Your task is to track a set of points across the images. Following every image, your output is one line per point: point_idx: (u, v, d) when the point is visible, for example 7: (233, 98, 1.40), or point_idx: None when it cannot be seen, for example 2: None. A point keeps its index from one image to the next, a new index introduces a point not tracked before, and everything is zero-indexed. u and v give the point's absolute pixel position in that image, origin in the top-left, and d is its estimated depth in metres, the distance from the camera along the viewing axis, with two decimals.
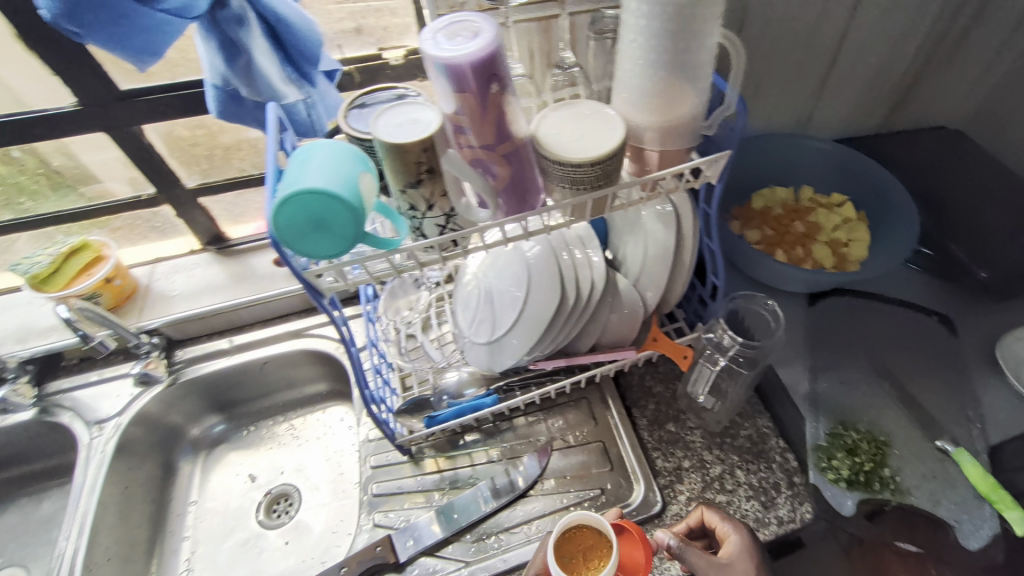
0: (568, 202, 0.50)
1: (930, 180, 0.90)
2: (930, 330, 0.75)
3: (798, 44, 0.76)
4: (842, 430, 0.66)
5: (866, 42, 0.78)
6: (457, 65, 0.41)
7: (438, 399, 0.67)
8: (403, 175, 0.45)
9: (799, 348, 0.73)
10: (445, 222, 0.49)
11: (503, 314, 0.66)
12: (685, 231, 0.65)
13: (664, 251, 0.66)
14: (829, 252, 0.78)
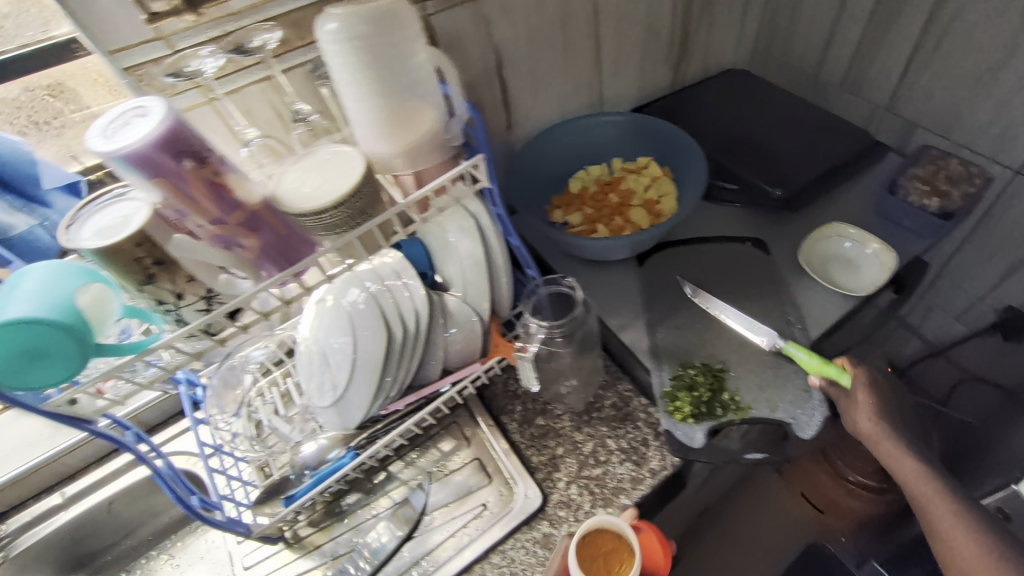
0: (332, 247, 0.50)
1: (715, 129, 0.94)
2: (745, 256, 0.81)
3: (556, 33, 0.79)
4: (682, 371, 0.68)
5: (616, 16, 0.83)
6: (136, 155, 0.39)
7: (299, 475, 0.66)
8: (132, 275, 0.43)
9: (636, 308, 0.76)
10: (206, 303, 0.48)
11: (339, 371, 0.64)
12: (490, 237, 0.67)
13: (476, 261, 0.67)
14: (643, 213, 0.81)
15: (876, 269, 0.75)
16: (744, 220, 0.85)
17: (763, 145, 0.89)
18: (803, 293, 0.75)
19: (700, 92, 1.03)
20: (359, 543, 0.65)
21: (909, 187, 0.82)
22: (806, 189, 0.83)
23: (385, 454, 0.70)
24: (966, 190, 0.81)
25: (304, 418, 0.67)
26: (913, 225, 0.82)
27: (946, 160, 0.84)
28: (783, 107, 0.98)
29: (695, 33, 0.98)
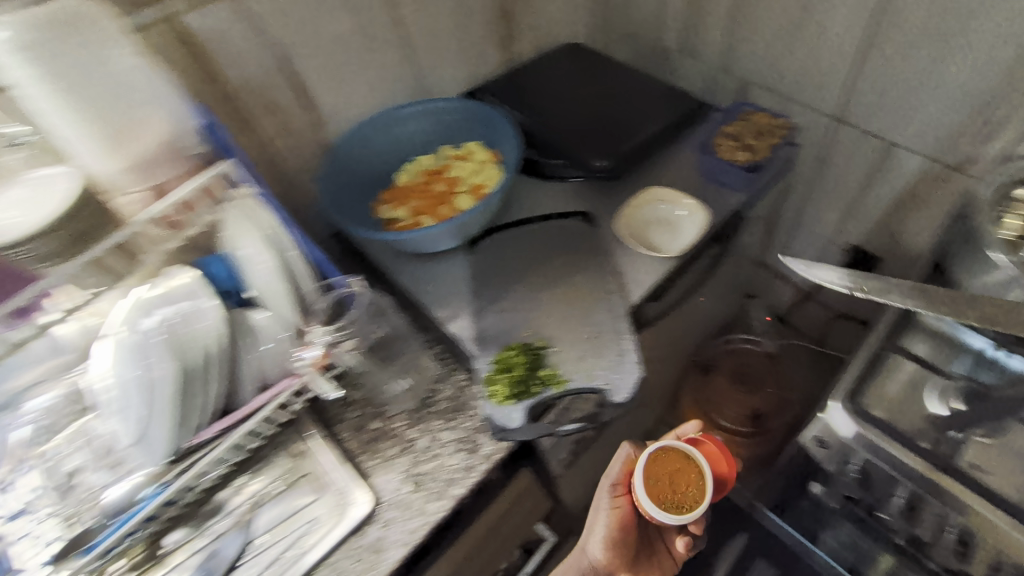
0: (50, 276, 0.56)
1: (544, 102, 0.92)
2: (573, 232, 0.81)
3: (350, 30, 0.76)
4: (505, 352, 0.71)
5: (417, 9, 0.81)
6: None
7: (99, 524, 0.58)
8: None
9: (464, 297, 0.76)
10: None
11: (129, 409, 0.58)
12: (286, 241, 0.66)
13: (275, 269, 0.64)
14: (469, 197, 0.79)
15: (691, 227, 0.79)
16: (572, 196, 0.85)
17: (590, 116, 0.89)
18: (624, 263, 0.78)
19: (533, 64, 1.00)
20: None
21: (721, 145, 0.85)
22: (629, 159, 0.84)
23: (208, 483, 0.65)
24: (771, 143, 0.85)
25: (114, 461, 0.61)
26: (727, 181, 0.84)
27: (758, 114, 0.88)
28: (612, 74, 0.97)
29: (516, 13, 0.96)
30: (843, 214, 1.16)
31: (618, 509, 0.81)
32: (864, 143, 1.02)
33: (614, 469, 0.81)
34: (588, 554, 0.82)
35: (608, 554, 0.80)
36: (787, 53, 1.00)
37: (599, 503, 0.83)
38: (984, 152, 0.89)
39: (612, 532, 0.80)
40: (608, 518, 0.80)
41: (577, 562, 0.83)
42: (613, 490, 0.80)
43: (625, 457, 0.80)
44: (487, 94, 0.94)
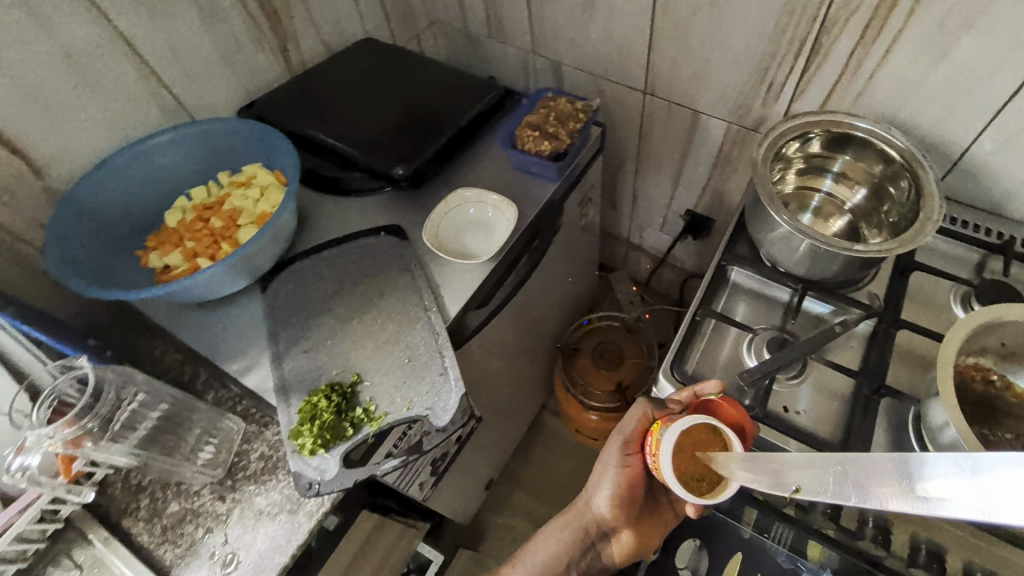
0: None
1: (336, 108, 0.84)
2: (380, 249, 0.76)
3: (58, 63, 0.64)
4: (312, 397, 0.65)
5: (150, 29, 0.70)
6: None
7: None
8: None
9: (261, 343, 0.69)
10: None
11: None
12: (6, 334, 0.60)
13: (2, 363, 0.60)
14: (250, 228, 0.70)
15: (504, 226, 0.78)
16: (377, 209, 0.79)
17: (387, 117, 0.83)
18: (435, 275, 0.74)
19: (323, 67, 0.91)
20: None
21: (523, 136, 0.83)
22: (430, 161, 0.79)
23: None
24: (572, 129, 0.83)
25: None
26: (538, 173, 0.83)
27: (556, 100, 0.87)
28: (410, 70, 0.92)
29: (287, 12, 0.86)
30: (673, 181, 1.20)
31: (627, 467, 0.75)
32: (675, 114, 1.04)
33: (628, 425, 0.74)
34: (594, 508, 0.79)
35: (614, 508, 0.76)
36: (587, 32, 0.98)
37: (608, 457, 0.77)
38: (772, 113, 0.93)
39: (618, 490, 0.75)
40: (617, 475, 0.75)
41: (580, 515, 0.80)
42: (624, 447, 0.74)
43: (640, 415, 0.73)
44: (270, 105, 0.84)
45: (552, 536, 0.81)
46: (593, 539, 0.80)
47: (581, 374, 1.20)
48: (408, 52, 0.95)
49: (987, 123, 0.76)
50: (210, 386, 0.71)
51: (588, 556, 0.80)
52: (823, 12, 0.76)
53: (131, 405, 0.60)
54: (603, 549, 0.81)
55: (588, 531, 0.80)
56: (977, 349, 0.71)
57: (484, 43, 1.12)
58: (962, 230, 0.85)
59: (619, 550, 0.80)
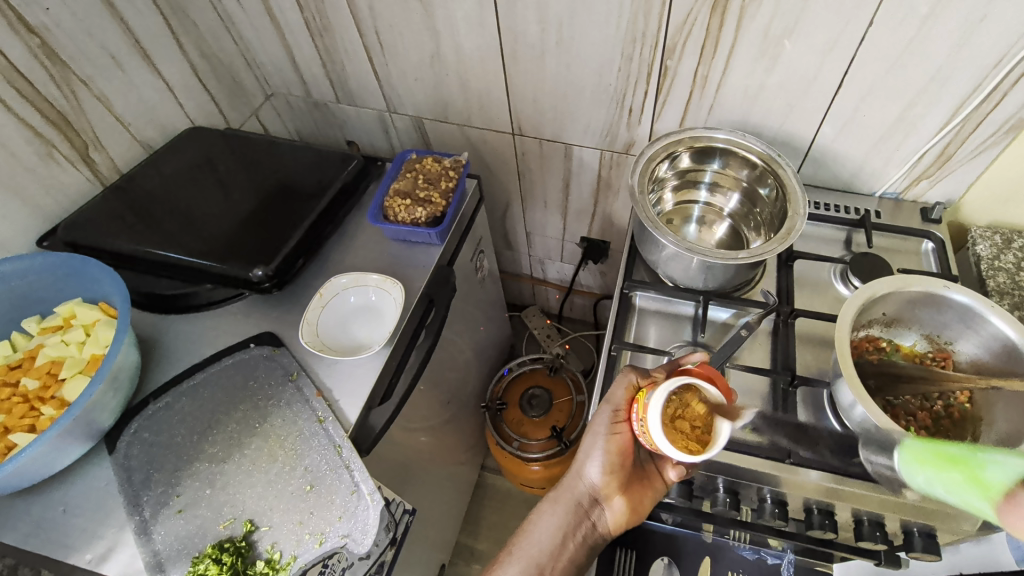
0: None
1: (174, 215, 0.74)
2: (252, 364, 0.66)
3: None
4: (199, 566, 0.54)
5: None
6: None
7: None
8: None
9: (120, 517, 0.57)
10: None
11: None
12: None
13: None
14: (75, 382, 0.59)
15: (392, 307, 0.72)
16: (239, 321, 0.71)
17: (236, 214, 0.74)
18: (323, 378, 0.66)
19: (152, 172, 0.81)
20: None
21: (394, 206, 0.79)
22: (293, 254, 0.71)
23: None
24: (444, 188, 0.81)
25: None
26: (420, 240, 0.79)
27: (421, 164, 0.84)
28: (254, 154, 0.84)
29: (83, 115, 0.76)
30: (561, 211, 1.20)
31: (618, 434, 0.67)
32: (547, 149, 1.04)
33: (615, 394, 0.66)
34: (585, 477, 0.70)
35: (606, 476, 0.68)
36: (440, 84, 0.96)
37: (595, 425, 0.69)
38: (637, 135, 0.95)
39: (610, 458, 0.68)
40: (606, 443, 0.68)
41: (571, 489, 0.71)
42: (613, 416, 0.66)
43: (626, 383, 0.66)
44: (89, 229, 0.72)
45: (544, 516, 0.71)
46: (587, 513, 0.71)
47: (513, 428, 1.13)
48: (250, 135, 0.88)
49: (824, 113, 0.81)
50: None
51: (585, 531, 0.71)
52: (661, 39, 0.79)
53: None
54: (599, 521, 0.71)
55: (581, 504, 0.71)
56: (864, 322, 0.71)
57: (335, 109, 1.06)
58: (825, 211, 0.89)
59: (616, 519, 0.70)
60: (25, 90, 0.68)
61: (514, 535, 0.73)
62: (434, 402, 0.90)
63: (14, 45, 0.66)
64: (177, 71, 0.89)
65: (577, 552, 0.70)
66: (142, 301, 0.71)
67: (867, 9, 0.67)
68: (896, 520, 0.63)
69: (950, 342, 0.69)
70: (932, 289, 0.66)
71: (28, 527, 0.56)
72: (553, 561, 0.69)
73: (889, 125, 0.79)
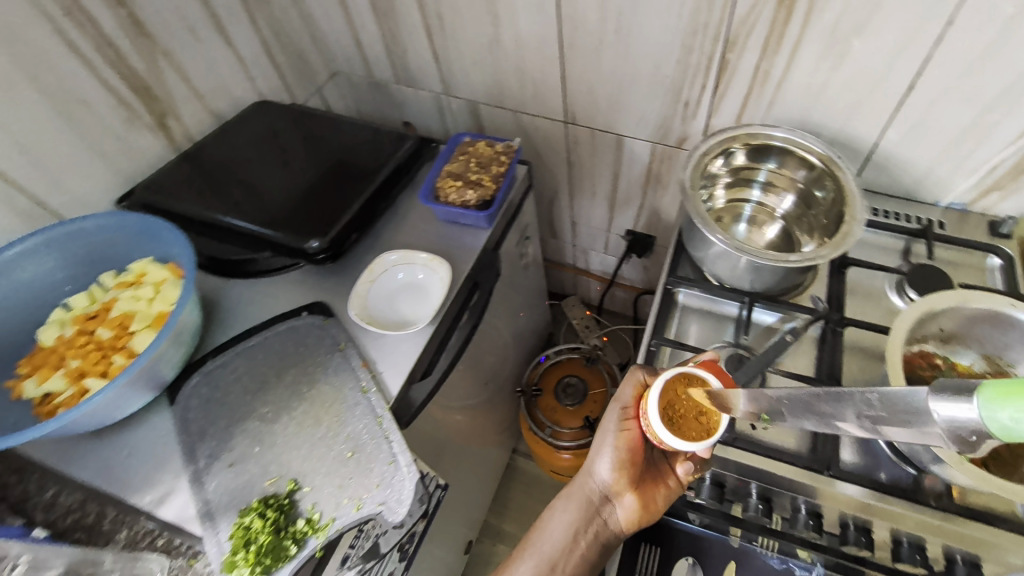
0: None
1: (240, 184, 0.77)
2: (303, 331, 0.69)
3: None
4: (244, 519, 0.57)
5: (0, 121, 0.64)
6: None
7: None
8: None
9: (178, 464, 0.60)
10: None
11: None
12: None
13: None
14: (144, 335, 0.63)
15: (438, 286, 0.73)
16: (294, 289, 0.74)
17: (295, 186, 0.77)
18: (368, 350, 0.68)
19: (221, 142, 0.85)
20: None
21: (444, 186, 0.80)
22: (348, 228, 0.74)
23: None
24: (495, 172, 0.83)
25: None
26: (469, 221, 0.80)
27: (473, 147, 0.86)
28: (314, 131, 0.86)
29: (162, 85, 0.79)
30: (608, 203, 1.19)
31: (628, 431, 0.72)
32: (599, 139, 1.03)
33: (624, 392, 0.71)
34: (598, 476, 0.74)
35: (616, 472, 0.72)
36: (496, 70, 0.96)
37: (608, 424, 0.74)
38: (691, 129, 0.93)
39: (620, 454, 0.72)
40: (617, 439, 0.72)
41: (584, 485, 0.75)
42: (622, 412, 0.72)
43: (635, 380, 0.71)
44: (163, 193, 0.76)
45: (557, 513, 0.75)
46: (599, 511, 0.74)
47: (547, 414, 1.14)
48: (313, 111, 0.90)
49: (891, 115, 0.77)
50: (123, 524, 0.58)
51: (596, 529, 0.73)
52: (725, 31, 0.77)
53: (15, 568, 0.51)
54: (611, 520, 0.73)
55: (592, 501, 0.74)
56: (919, 337, 0.67)
57: (395, 90, 1.08)
58: (885, 220, 0.86)
59: (628, 517, 0.71)
60: (111, 57, 0.72)
61: (529, 532, 0.76)
62: (472, 382, 0.92)
63: (104, 14, 0.70)
64: (248, 45, 0.92)
65: (588, 550, 0.73)
66: (206, 265, 0.75)
67: (949, 7, 0.63)
68: (938, 544, 0.60)
69: (1011, 364, 0.66)
70: (999, 306, 0.63)
71: (97, 465, 0.61)
72: (564, 555, 0.72)
73: (961, 131, 0.75)
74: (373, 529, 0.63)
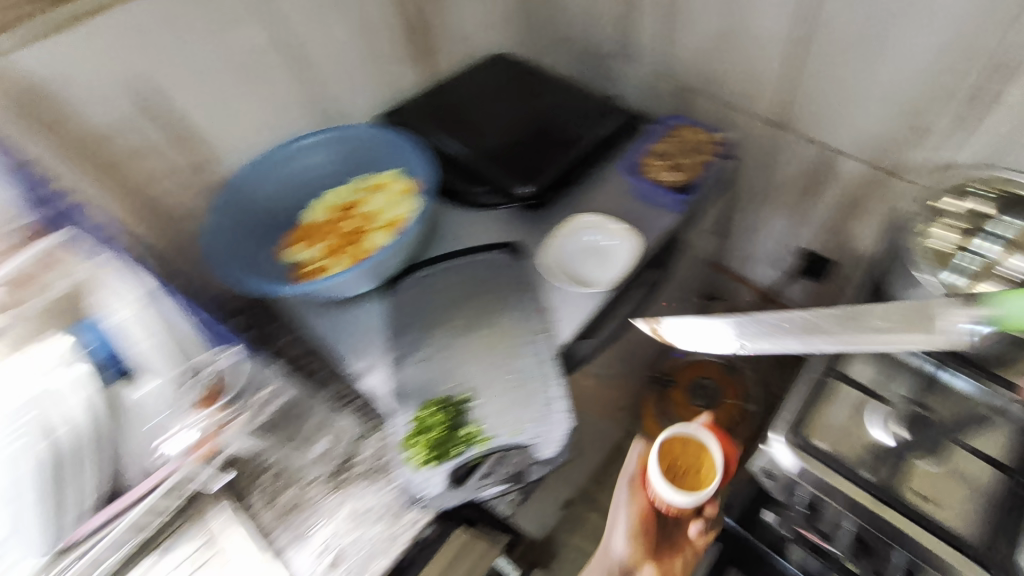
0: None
1: (473, 125, 0.87)
2: (496, 264, 0.77)
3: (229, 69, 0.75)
4: (424, 410, 0.66)
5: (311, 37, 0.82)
6: None
7: None
8: None
9: (382, 345, 0.71)
10: None
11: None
12: (121, 298, 0.56)
13: (120, 327, 0.56)
14: (384, 235, 0.73)
15: (624, 254, 0.77)
16: (495, 226, 0.81)
17: (516, 136, 0.85)
18: (547, 297, 0.74)
19: (458, 84, 0.94)
20: None
21: (650, 164, 0.84)
22: (556, 182, 0.80)
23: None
24: (700, 159, 0.85)
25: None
26: (660, 202, 0.82)
27: (686, 132, 0.88)
28: (538, 86, 0.93)
29: None
30: (795, 216, 1.12)
31: (636, 507, 0.76)
32: (807, 148, 0.97)
33: (630, 465, 0.78)
34: (613, 551, 0.77)
35: (631, 545, 0.76)
36: (716, 59, 0.95)
37: (619, 499, 0.79)
38: (913, 158, 0.85)
39: (634, 527, 0.76)
40: (628, 514, 0.76)
41: (603, 561, 0.78)
42: (630, 484, 0.77)
43: (637, 454, 0.78)
44: (409, 121, 0.88)
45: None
46: None
47: (677, 408, 1.18)
48: (540, 70, 0.96)
49: None
50: (329, 379, 0.73)
51: None
52: (999, 55, 0.68)
53: (264, 394, 0.64)
54: None
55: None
56: None
57: (609, 62, 1.09)
58: None
59: None
60: None
61: None
62: (620, 354, 0.95)
63: None
64: None
65: None
66: None
67: None
68: None
69: None
70: None
71: (323, 327, 0.74)
72: None
73: None
74: (519, 464, 0.65)
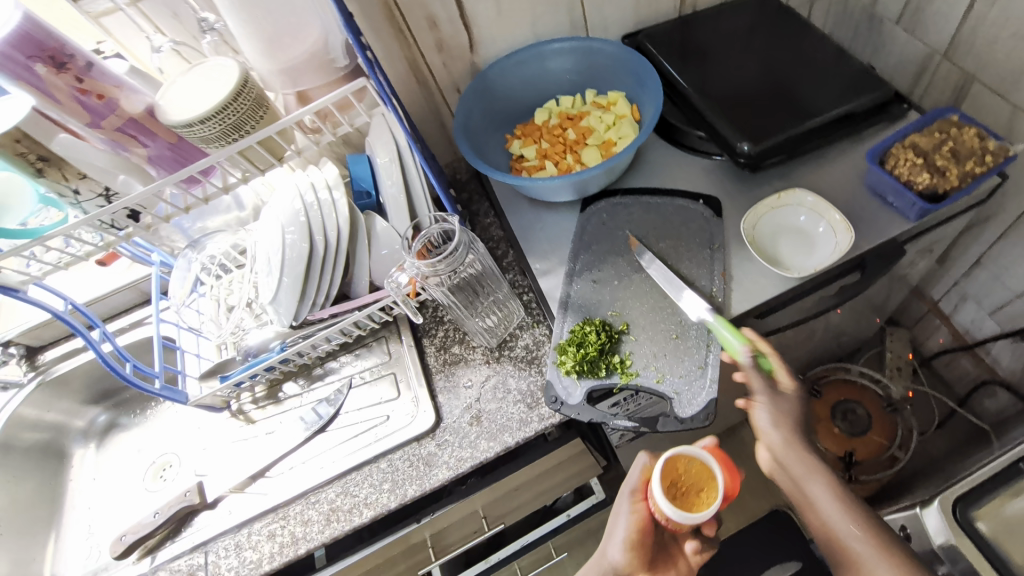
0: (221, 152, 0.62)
1: (714, 66, 0.83)
2: (692, 215, 0.77)
3: None
4: (584, 326, 0.70)
5: None
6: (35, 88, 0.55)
7: (243, 356, 0.72)
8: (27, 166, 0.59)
9: (563, 256, 0.77)
10: (105, 197, 0.65)
11: (270, 273, 0.67)
12: (393, 142, 0.71)
13: (387, 167, 0.71)
14: (595, 155, 0.77)
15: (828, 249, 0.71)
16: (703, 177, 0.80)
17: (756, 88, 0.79)
18: (733, 263, 0.72)
19: (711, 18, 0.89)
20: (305, 411, 0.76)
21: (898, 156, 0.73)
22: (780, 148, 0.75)
23: (326, 352, 0.77)
24: (967, 170, 0.70)
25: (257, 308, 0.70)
26: (897, 203, 0.73)
27: (961, 129, 0.72)
28: (800, 40, 0.85)
29: None
30: None
31: (636, 513, 0.67)
32: None
33: (631, 473, 0.69)
34: (609, 556, 0.68)
35: (630, 555, 0.66)
36: None
37: (619, 508, 0.70)
38: None
39: (631, 536, 0.67)
40: (627, 522, 0.67)
41: (597, 562, 0.70)
42: (631, 494, 0.68)
43: (641, 464, 0.69)
44: (649, 45, 0.87)
45: None
46: None
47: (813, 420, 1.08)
48: (808, 21, 0.87)
49: None
50: (512, 269, 0.81)
51: None
52: None
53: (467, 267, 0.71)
54: None
55: None
56: None
57: (886, 30, 0.93)
58: None
59: None
60: None
61: None
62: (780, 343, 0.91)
63: None
64: None
65: None
66: None
67: None
68: None
69: None
70: None
71: (518, 223, 0.81)
72: None
73: None
74: (650, 413, 0.67)
